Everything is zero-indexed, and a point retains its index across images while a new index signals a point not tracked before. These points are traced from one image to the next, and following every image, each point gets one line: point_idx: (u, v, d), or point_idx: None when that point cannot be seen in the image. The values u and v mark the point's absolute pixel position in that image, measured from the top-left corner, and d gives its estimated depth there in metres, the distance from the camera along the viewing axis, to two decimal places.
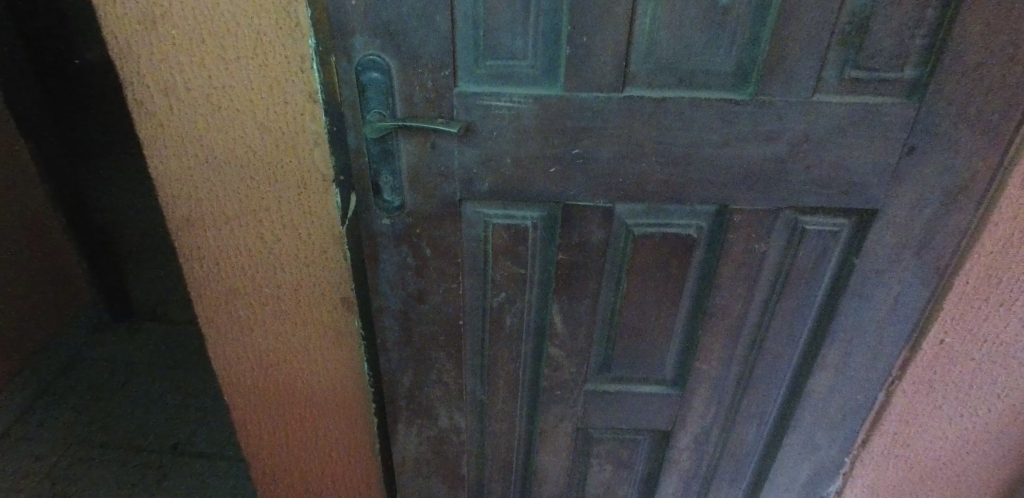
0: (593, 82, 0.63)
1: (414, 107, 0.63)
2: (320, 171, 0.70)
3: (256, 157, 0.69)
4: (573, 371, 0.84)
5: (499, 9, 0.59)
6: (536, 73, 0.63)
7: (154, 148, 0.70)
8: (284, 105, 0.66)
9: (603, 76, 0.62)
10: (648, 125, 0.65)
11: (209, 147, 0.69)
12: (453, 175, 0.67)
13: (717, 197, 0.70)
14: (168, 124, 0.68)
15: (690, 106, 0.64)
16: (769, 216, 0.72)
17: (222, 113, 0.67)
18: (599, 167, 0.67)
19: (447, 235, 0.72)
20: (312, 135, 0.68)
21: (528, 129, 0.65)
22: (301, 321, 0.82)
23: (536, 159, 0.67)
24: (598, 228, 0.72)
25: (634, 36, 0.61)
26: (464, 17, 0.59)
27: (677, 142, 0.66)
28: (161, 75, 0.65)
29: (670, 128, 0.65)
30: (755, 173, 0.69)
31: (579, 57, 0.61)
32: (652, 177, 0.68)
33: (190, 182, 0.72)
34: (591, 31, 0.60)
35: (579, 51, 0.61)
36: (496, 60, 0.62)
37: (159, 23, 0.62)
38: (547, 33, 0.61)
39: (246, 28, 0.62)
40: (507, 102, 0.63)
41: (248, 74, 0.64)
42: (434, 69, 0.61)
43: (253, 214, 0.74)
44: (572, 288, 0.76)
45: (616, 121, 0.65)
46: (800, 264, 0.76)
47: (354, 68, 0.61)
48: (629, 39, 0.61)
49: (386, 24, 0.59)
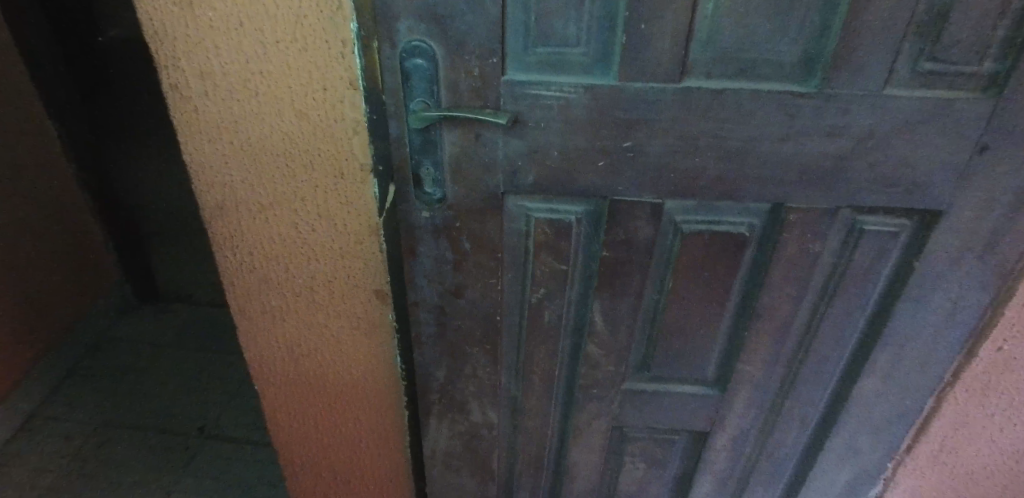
0: (648, 71, 0.59)
1: (460, 95, 0.60)
2: (359, 160, 0.67)
3: (293, 144, 0.67)
4: (611, 370, 0.82)
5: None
6: (589, 61, 0.59)
7: (188, 134, 0.68)
8: (324, 91, 0.63)
9: (660, 65, 0.59)
10: (704, 117, 0.62)
11: (244, 135, 0.67)
12: (497, 168, 0.64)
13: (773, 194, 0.67)
14: (204, 110, 0.66)
15: (751, 99, 0.61)
16: (826, 215, 0.68)
17: (259, 100, 0.64)
18: (650, 162, 0.64)
19: (489, 229, 0.69)
20: (351, 124, 0.65)
21: (577, 120, 0.62)
22: (333, 313, 0.81)
23: (584, 152, 0.64)
24: (646, 225, 0.68)
25: (695, 23, 0.57)
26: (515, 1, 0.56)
27: (734, 137, 0.63)
28: (196, 59, 0.62)
29: (728, 121, 0.62)
30: (814, 170, 0.65)
31: (636, 46, 0.58)
32: (705, 173, 0.65)
33: (224, 171, 0.70)
34: (650, 18, 0.56)
35: (636, 39, 0.58)
36: (548, 47, 0.59)
37: (195, 5, 0.59)
38: (602, 18, 0.57)
39: (284, 10, 0.59)
40: (557, 92, 0.60)
41: (286, 58, 0.62)
42: (481, 56, 0.58)
43: (287, 204, 0.71)
44: (615, 286, 0.73)
45: (671, 113, 0.61)
46: (856, 265, 0.72)
47: (398, 54, 0.58)
48: (690, 28, 0.57)
49: (434, 8, 0.56)
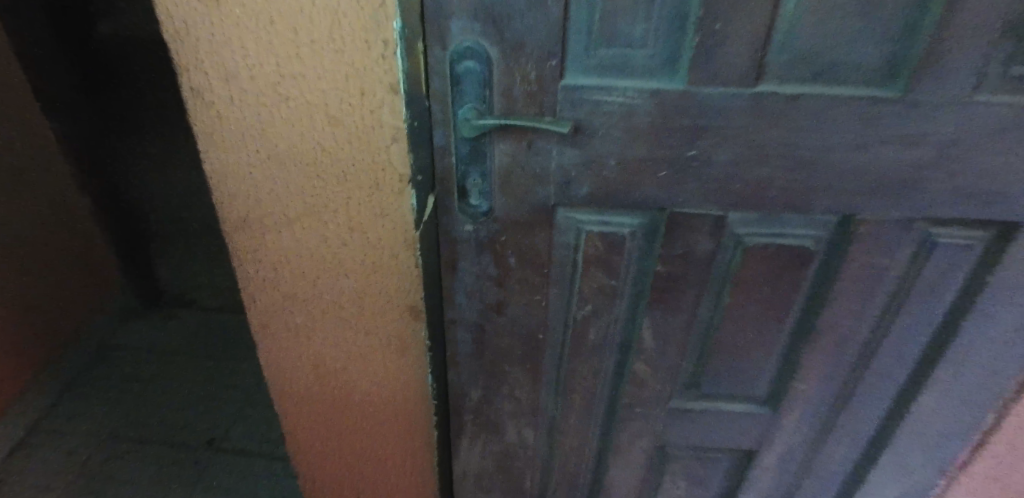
0: (720, 74, 0.54)
1: (513, 101, 0.55)
2: (397, 170, 0.62)
3: (326, 153, 0.62)
4: (657, 388, 0.77)
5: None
6: (655, 64, 0.54)
7: (210, 142, 0.62)
8: (362, 97, 0.58)
9: (734, 68, 0.54)
10: (778, 124, 0.57)
11: (272, 143, 0.61)
12: (549, 179, 0.59)
13: (841, 204, 0.62)
14: (228, 116, 0.60)
15: (827, 105, 0.56)
16: (897, 227, 0.64)
17: (290, 105, 0.59)
18: (715, 172, 0.59)
19: (537, 243, 0.64)
20: (390, 132, 0.60)
21: (639, 128, 0.57)
22: (363, 330, 0.75)
23: (645, 162, 0.59)
24: (706, 239, 0.64)
25: (775, 24, 0.52)
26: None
27: (805, 144, 0.58)
28: (221, 61, 0.57)
29: (802, 128, 0.57)
30: (889, 180, 0.61)
31: (709, 48, 0.53)
32: (772, 184, 0.60)
33: (250, 181, 0.64)
34: (727, 17, 0.51)
35: (709, 40, 0.52)
36: (611, 49, 0.53)
37: (221, 3, 0.54)
38: (673, 18, 0.52)
39: (321, 9, 0.53)
40: (620, 98, 0.55)
41: (320, 61, 0.56)
42: (539, 58, 0.53)
43: (317, 216, 0.66)
44: (667, 302, 0.69)
45: (742, 120, 0.56)
46: (924, 279, 0.68)
47: (448, 57, 0.53)
48: (769, 28, 0.52)
49: (490, 5, 0.50)
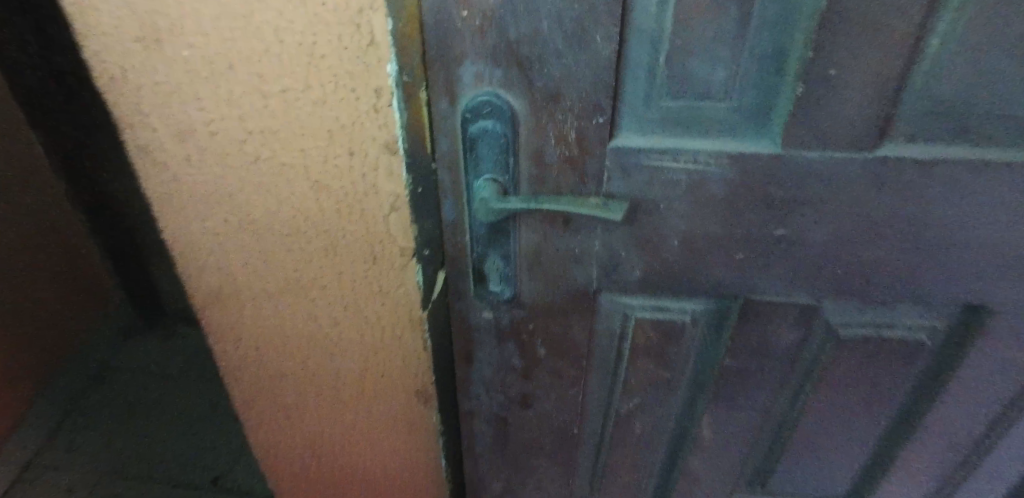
0: (829, 134, 0.39)
1: (546, 169, 0.41)
2: (398, 242, 0.49)
3: (308, 222, 0.49)
4: (716, 482, 0.64)
5: (699, 24, 0.36)
6: (738, 121, 0.40)
7: (167, 210, 0.50)
8: (350, 157, 0.45)
9: (849, 125, 0.39)
10: (901, 195, 0.42)
11: (242, 211, 0.49)
12: (591, 260, 0.46)
13: (976, 291, 0.47)
14: (185, 179, 0.48)
15: (979, 173, 0.41)
16: None
17: (261, 167, 0.46)
18: (812, 252, 0.45)
19: (573, 332, 0.51)
20: (388, 198, 0.47)
21: (713, 200, 0.43)
22: (364, 414, 0.63)
23: (718, 241, 0.45)
24: (789, 330, 0.50)
25: (911, 66, 0.37)
26: (638, 36, 0.37)
27: (937, 220, 0.43)
28: (171, 115, 0.45)
29: (936, 199, 0.42)
30: None
31: (819, 100, 0.38)
32: (885, 266, 0.46)
33: (219, 252, 0.52)
34: (846, 60, 0.36)
35: (821, 89, 0.38)
36: (678, 102, 0.39)
37: (164, 43, 0.41)
38: (767, 60, 0.37)
39: (292, 49, 0.41)
40: (687, 164, 0.41)
41: (296, 113, 0.43)
42: (582, 114, 0.39)
43: (302, 292, 0.54)
44: (735, 395, 0.56)
45: (852, 190, 0.42)
46: None
47: (459, 114, 0.39)
48: (907, 73, 0.37)
49: (515, 46, 0.37)
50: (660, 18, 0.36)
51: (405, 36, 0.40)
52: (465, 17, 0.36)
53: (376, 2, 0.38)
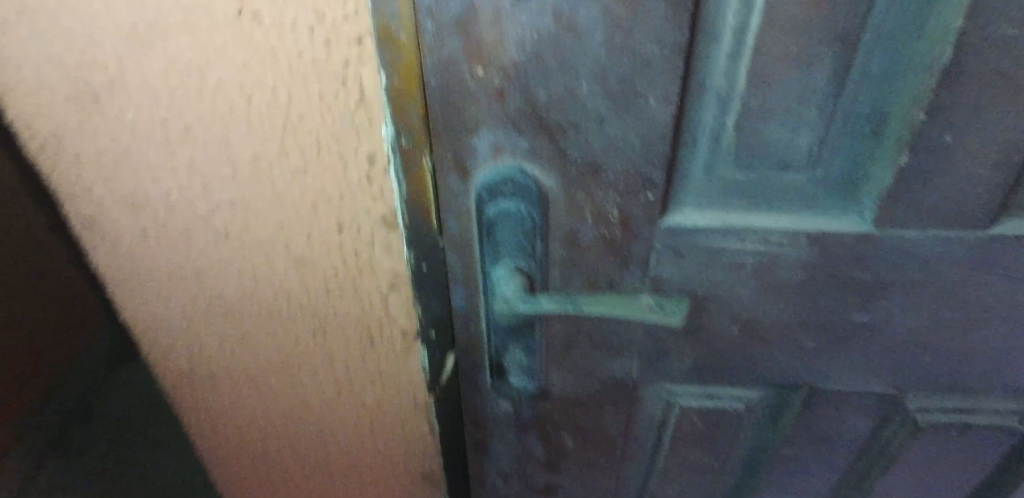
0: (944, 215, 0.31)
1: (580, 253, 0.34)
2: (399, 323, 0.42)
3: (291, 302, 0.41)
4: None
5: (783, 81, 0.28)
6: (824, 195, 0.32)
7: (121, 292, 0.42)
8: (338, 232, 0.37)
9: (971, 205, 0.31)
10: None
11: (211, 291, 0.41)
12: (631, 350, 0.38)
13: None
14: (141, 257, 0.40)
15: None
16: None
17: (232, 243, 0.39)
18: (901, 340, 0.37)
19: (606, 422, 0.43)
20: (385, 276, 0.39)
21: (785, 285, 0.35)
22: (363, 493, 0.56)
23: (788, 328, 0.37)
24: (859, 418, 0.43)
25: None
26: (705, 95, 0.29)
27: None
28: (119, 185, 0.37)
29: None
30: None
31: (934, 176, 0.30)
32: (990, 359, 0.38)
33: (186, 336, 0.44)
34: (974, 127, 0.28)
35: (937, 161, 0.29)
36: (750, 176, 0.31)
37: (103, 103, 0.33)
38: (869, 124, 0.29)
39: (263, 109, 0.33)
40: (756, 245, 0.33)
41: (270, 183, 0.36)
42: (626, 190, 0.31)
43: (287, 374, 0.46)
44: (789, 482, 0.48)
45: (964, 277, 0.33)
46: None
47: (473, 192, 0.32)
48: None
49: (543, 112, 0.29)
50: (732, 75, 0.28)
51: (401, 94, 0.31)
52: (480, 77, 0.28)
53: (366, 52, 0.30)
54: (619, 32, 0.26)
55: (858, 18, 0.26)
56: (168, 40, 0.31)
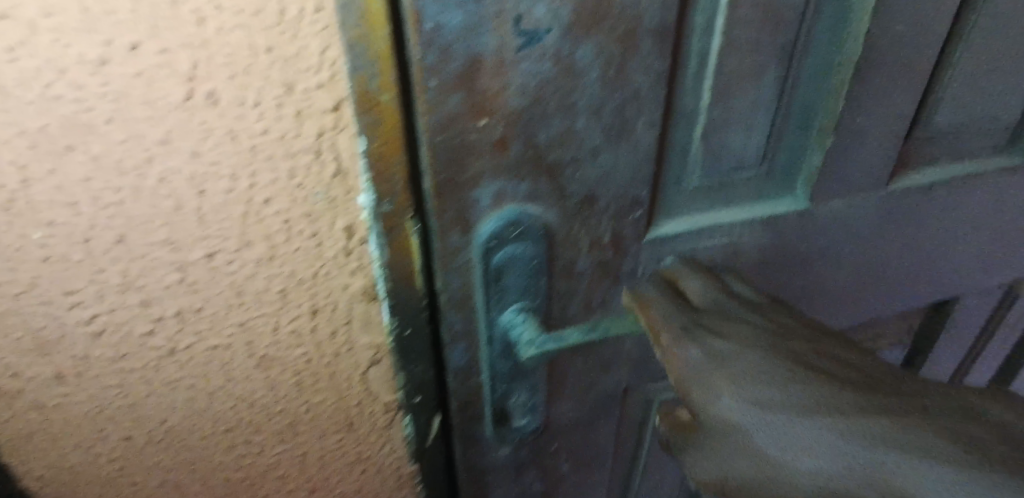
0: (851, 182, 0.38)
1: (577, 280, 0.34)
2: (381, 399, 0.39)
3: (254, 407, 0.36)
4: None
5: (738, 92, 0.32)
6: (768, 182, 0.36)
7: (27, 449, 0.34)
8: (312, 314, 0.34)
9: (868, 172, 0.38)
10: (911, 226, 0.42)
11: (153, 421, 0.35)
12: (619, 359, 0.40)
13: (956, 295, 0.49)
14: (56, 402, 0.32)
15: (971, 191, 0.41)
16: (990, 299, 0.51)
17: (180, 359, 0.33)
18: (829, 295, 0.43)
19: (597, 436, 0.44)
20: (365, 351, 0.36)
21: (746, 269, 0.39)
22: None
23: None
24: None
25: (919, 100, 0.37)
26: (678, 115, 0.32)
27: (936, 243, 0.43)
28: (19, 319, 0.29)
29: (936, 224, 0.42)
30: (1009, 260, 0.47)
31: (843, 152, 0.36)
32: (889, 294, 0.45)
33: (118, 482, 0.36)
34: (870, 106, 0.35)
35: (845, 138, 0.36)
36: (714, 178, 0.35)
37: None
38: (796, 119, 0.34)
39: (219, 200, 0.29)
40: (723, 239, 0.37)
41: (228, 280, 0.31)
42: (619, 213, 0.33)
43: (249, 491, 0.40)
44: None
45: (867, 231, 0.41)
46: (995, 345, 0.56)
47: (476, 244, 0.31)
48: (918, 108, 0.37)
49: (544, 152, 0.29)
50: (697, 92, 0.31)
51: (381, 158, 0.29)
52: (482, 128, 0.27)
53: (342, 119, 0.28)
54: (612, 68, 0.28)
55: (791, 32, 0.31)
56: (93, 140, 0.26)
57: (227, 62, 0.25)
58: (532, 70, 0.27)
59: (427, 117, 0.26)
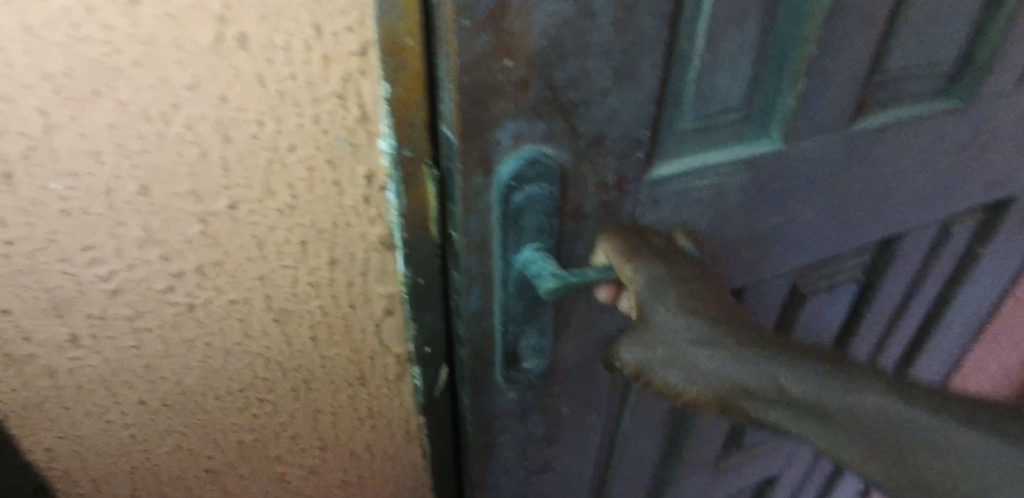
0: (820, 123, 0.41)
1: (584, 221, 0.36)
2: (392, 351, 0.39)
3: (271, 365, 0.36)
4: (701, 469, 0.65)
5: (728, 37, 0.34)
6: (747, 124, 0.39)
7: (37, 417, 0.33)
8: (330, 266, 0.34)
9: (834, 113, 0.41)
10: (866, 165, 0.46)
11: (168, 383, 0.34)
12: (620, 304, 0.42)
13: (901, 233, 0.54)
14: (68, 366, 0.31)
15: (915, 132, 0.46)
16: (927, 235, 0.57)
17: (198, 316, 0.32)
18: (798, 232, 0.47)
19: (596, 381, 0.46)
20: (379, 302, 0.37)
21: (729, 208, 0.42)
22: None
23: (729, 245, 0.44)
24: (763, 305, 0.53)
25: (878, 46, 0.40)
26: (675, 57, 0.34)
27: (886, 182, 0.48)
28: (35, 277, 0.28)
29: (886, 163, 0.47)
30: (945, 197, 0.52)
31: (814, 94, 0.39)
32: (847, 231, 0.50)
33: (129, 449, 0.36)
34: (838, 51, 0.38)
35: (817, 81, 0.39)
36: (703, 118, 0.37)
37: (20, 179, 0.26)
38: (774, 63, 0.37)
39: (244, 147, 0.29)
40: (711, 178, 0.39)
41: (251, 232, 0.31)
42: (623, 154, 0.35)
43: (261, 453, 0.40)
44: None
45: (830, 171, 0.44)
46: (932, 281, 0.62)
47: (497, 185, 0.32)
48: (875, 55, 0.40)
49: (560, 92, 0.31)
50: (692, 37, 0.33)
51: (404, 102, 0.30)
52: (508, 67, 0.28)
53: (367, 64, 0.29)
54: (624, 11, 0.30)
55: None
56: (120, 84, 0.25)
57: (258, 3, 0.26)
58: (553, 11, 0.28)
59: (456, 58, 0.27)
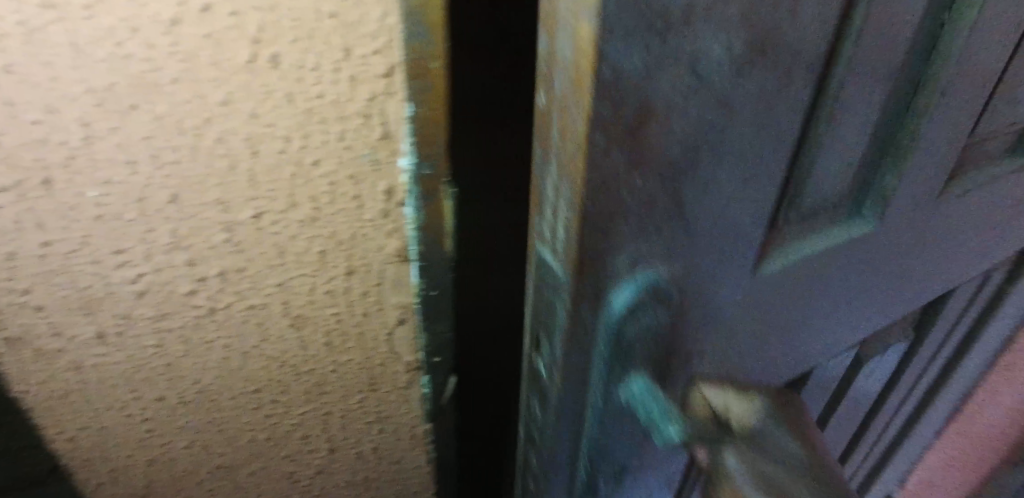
0: (914, 194, 0.38)
1: None
2: (403, 359, 0.40)
3: (285, 368, 0.37)
4: None
5: (853, 109, 0.30)
6: (843, 204, 0.36)
7: (62, 408, 0.34)
8: (347, 275, 0.35)
9: (928, 182, 0.38)
10: (943, 231, 0.43)
11: (187, 381, 0.35)
12: None
13: (955, 286, 0.51)
14: (94, 361, 0.33)
15: (988, 192, 0.43)
16: (970, 285, 0.55)
17: (218, 318, 0.34)
18: (872, 305, 0.43)
19: None
20: (392, 313, 0.38)
21: (817, 290, 0.38)
22: None
23: (807, 326, 0.40)
24: None
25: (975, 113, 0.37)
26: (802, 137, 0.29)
27: (954, 245, 0.45)
28: (68, 276, 0.30)
29: (960, 227, 0.44)
30: (998, 250, 0.50)
31: (917, 166, 0.36)
32: (913, 297, 0.47)
33: (147, 443, 0.37)
34: (943, 121, 0.35)
35: (918, 153, 0.36)
36: (808, 201, 0.33)
37: (59, 184, 0.27)
38: (881, 135, 0.34)
39: (271, 160, 0.30)
40: (806, 263, 0.35)
41: (272, 241, 0.32)
42: None
43: (273, 452, 0.41)
44: None
45: (911, 240, 0.41)
46: (960, 325, 0.61)
47: (609, 325, 0.27)
48: (979, 115, 0.37)
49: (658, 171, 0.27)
50: (821, 114, 0.29)
51: (427, 124, 0.31)
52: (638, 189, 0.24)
53: (392, 85, 0.30)
54: None
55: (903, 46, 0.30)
56: (157, 99, 0.27)
57: (292, 26, 0.27)
58: (692, 130, 0.24)
59: (583, 180, 0.22)
